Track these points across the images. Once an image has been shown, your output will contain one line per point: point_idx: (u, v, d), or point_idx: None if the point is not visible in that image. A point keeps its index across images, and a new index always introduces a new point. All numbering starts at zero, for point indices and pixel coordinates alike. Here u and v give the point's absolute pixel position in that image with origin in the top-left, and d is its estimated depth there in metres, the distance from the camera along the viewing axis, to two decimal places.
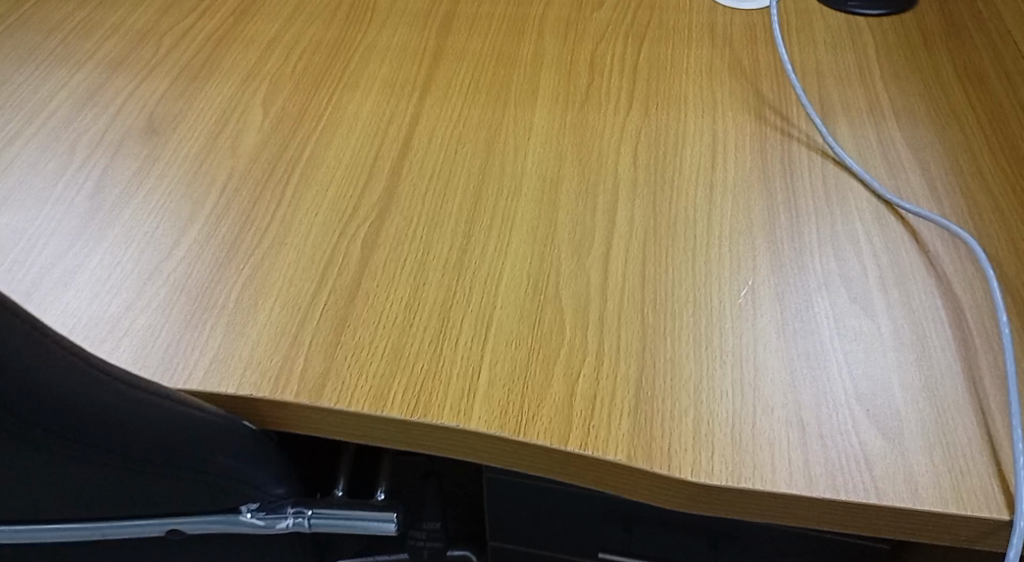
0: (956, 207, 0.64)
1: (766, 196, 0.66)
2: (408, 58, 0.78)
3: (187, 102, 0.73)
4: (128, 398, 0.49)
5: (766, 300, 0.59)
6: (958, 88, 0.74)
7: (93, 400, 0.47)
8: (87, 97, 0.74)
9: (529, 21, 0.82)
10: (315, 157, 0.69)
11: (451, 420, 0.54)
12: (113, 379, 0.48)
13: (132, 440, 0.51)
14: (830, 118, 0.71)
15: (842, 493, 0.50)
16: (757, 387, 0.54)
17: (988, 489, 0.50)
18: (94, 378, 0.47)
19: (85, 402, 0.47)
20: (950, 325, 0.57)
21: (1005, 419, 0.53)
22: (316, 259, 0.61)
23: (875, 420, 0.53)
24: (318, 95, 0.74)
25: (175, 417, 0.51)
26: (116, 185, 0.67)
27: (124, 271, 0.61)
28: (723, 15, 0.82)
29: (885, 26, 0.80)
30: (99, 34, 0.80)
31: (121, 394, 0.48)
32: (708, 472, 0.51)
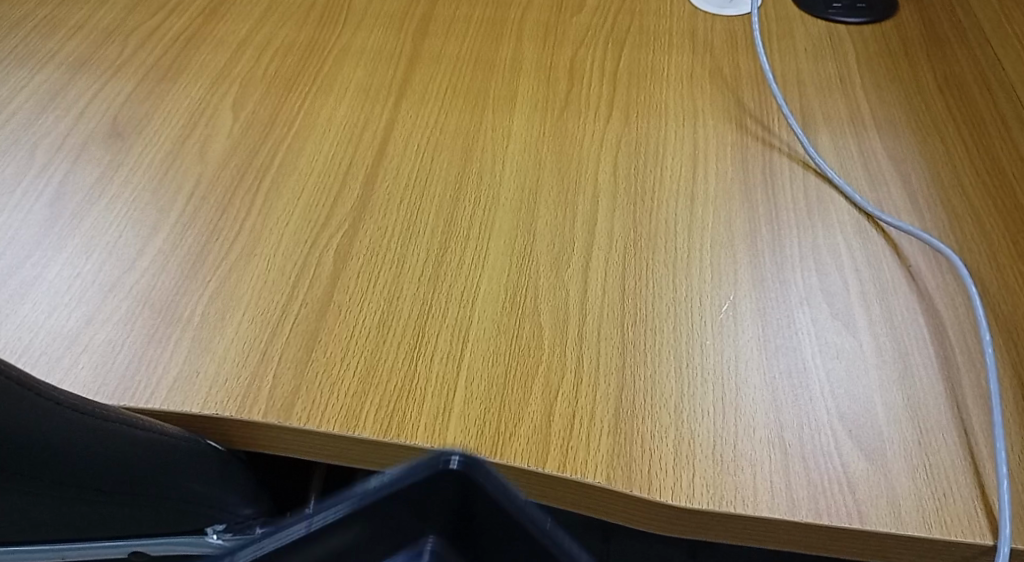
0: (937, 220, 0.64)
1: (746, 207, 0.65)
2: (383, 61, 0.76)
3: (154, 104, 0.71)
4: (81, 427, 0.46)
5: (746, 315, 0.58)
6: (939, 99, 0.73)
7: (46, 432, 0.45)
8: (49, 98, 0.71)
9: (507, 25, 0.81)
10: (287, 163, 0.67)
11: (424, 441, 0.52)
12: (65, 408, 0.45)
13: (84, 464, 0.49)
14: (811, 128, 0.71)
15: (825, 517, 0.49)
16: (739, 406, 0.53)
17: (971, 513, 0.49)
18: (44, 412, 0.44)
19: (37, 434, 0.45)
20: (933, 343, 0.56)
21: (987, 440, 0.52)
22: (286, 270, 0.60)
23: (857, 441, 0.52)
24: (291, 98, 0.72)
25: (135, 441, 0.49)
26: (77, 192, 0.64)
27: (84, 282, 0.58)
28: (704, 22, 0.81)
29: (866, 35, 0.80)
30: (63, 32, 0.77)
31: (72, 422, 0.46)
32: (689, 495, 0.50)
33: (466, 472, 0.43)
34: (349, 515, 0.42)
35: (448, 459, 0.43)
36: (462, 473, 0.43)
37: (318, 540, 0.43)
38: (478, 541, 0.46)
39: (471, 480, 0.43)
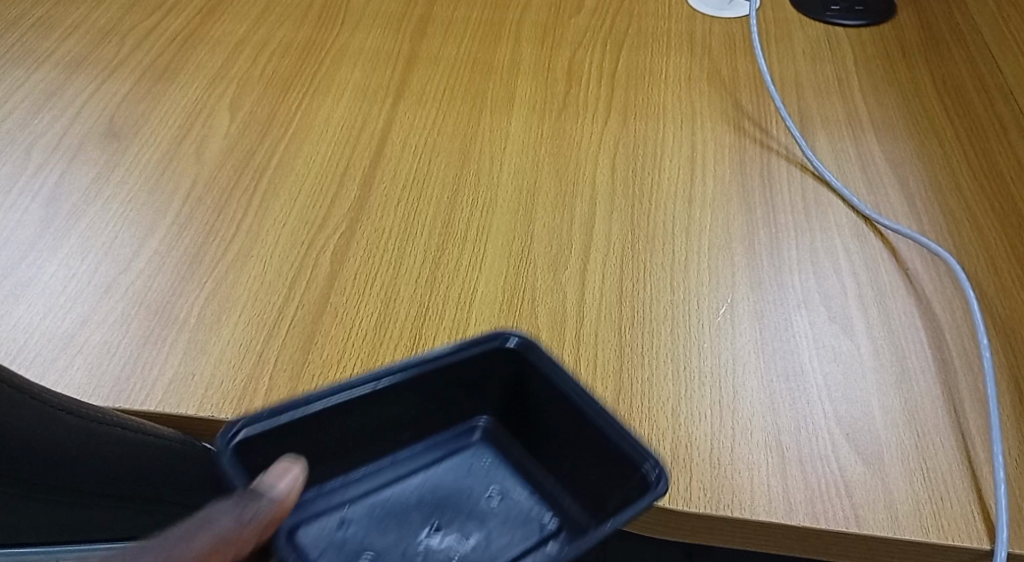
0: (935, 223, 0.64)
1: (744, 210, 0.65)
2: (381, 62, 0.76)
3: (151, 104, 0.71)
4: (78, 432, 0.46)
5: (744, 318, 0.58)
6: (936, 102, 0.73)
7: (47, 439, 0.45)
8: (45, 98, 0.71)
9: (505, 26, 0.80)
10: (283, 164, 0.66)
11: None
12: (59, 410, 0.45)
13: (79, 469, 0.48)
14: (809, 130, 0.71)
15: (822, 521, 0.49)
16: (736, 409, 0.53)
17: (968, 517, 0.49)
18: (47, 419, 0.44)
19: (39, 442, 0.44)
20: (930, 346, 0.56)
21: (985, 444, 0.52)
22: (283, 271, 0.59)
23: (854, 445, 0.52)
24: (288, 99, 0.72)
25: (127, 445, 0.49)
26: (73, 192, 0.64)
27: (79, 284, 0.58)
28: (702, 24, 0.81)
29: (864, 37, 0.80)
30: (59, 32, 0.77)
31: (68, 427, 0.45)
32: (686, 499, 0.49)
33: (521, 350, 0.51)
34: (416, 378, 0.50)
35: (507, 338, 0.51)
36: (518, 352, 0.51)
37: (386, 401, 0.50)
38: (529, 414, 0.53)
39: (524, 359, 0.51)
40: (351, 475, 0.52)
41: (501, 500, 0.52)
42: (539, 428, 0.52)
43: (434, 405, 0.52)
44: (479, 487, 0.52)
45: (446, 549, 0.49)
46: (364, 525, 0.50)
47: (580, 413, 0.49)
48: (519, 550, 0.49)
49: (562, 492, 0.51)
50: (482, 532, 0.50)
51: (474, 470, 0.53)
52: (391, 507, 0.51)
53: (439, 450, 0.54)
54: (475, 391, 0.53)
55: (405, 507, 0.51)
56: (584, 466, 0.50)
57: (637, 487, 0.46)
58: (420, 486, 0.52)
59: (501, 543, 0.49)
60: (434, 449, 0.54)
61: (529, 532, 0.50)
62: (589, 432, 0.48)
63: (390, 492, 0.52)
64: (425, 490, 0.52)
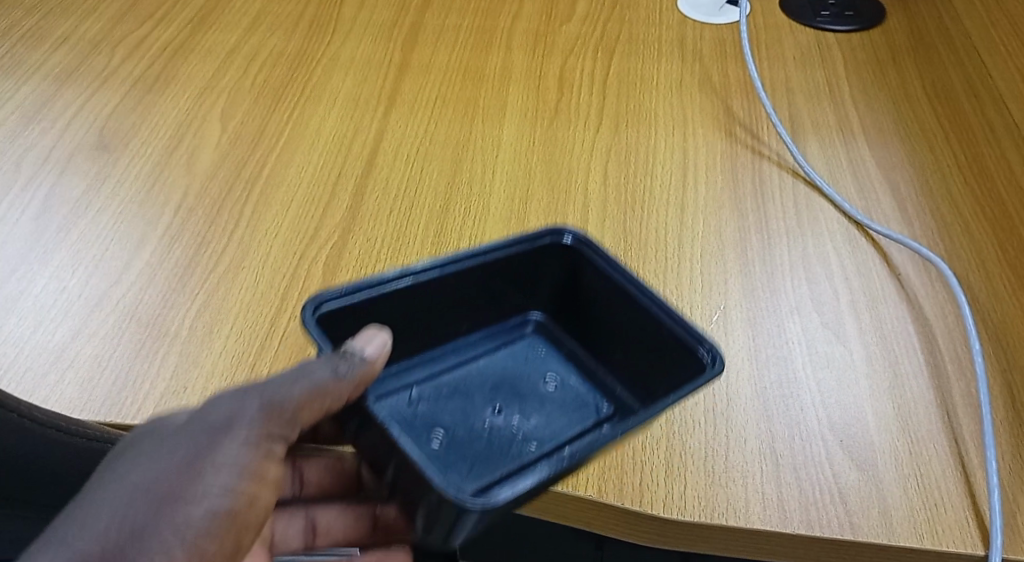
0: (926, 228, 0.64)
1: (736, 216, 0.65)
2: (373, 71, 0.76)
3: (141, 115, 0.71)
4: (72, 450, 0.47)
5: (737, 325, 0.58)
6: (927, 107, 0.74)
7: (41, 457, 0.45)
8: (35, 110, 0.71)
9: (497, 33, 0.81)
10: (275, 175, 0.66)
11: None
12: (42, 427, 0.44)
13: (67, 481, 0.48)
14: (800, 136, 0.71)
15: (817, 528, 0.49)
16: (730, 417, 0.53)
17: (963, 523, 0.49)
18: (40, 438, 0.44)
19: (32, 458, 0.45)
20: (923, 352, 0.57)
21: (978, 449, 0.52)
22: (275, 282, 0.59)
23: (848, 451, 0.52)
24: (279, 108, 0.72)
25: None
26: (63, 205, 0.64)
27: (70, 297, 0.58)
28: (693, 30, 0.82)
29: (853, 42, 0.80)
30: (49, 44, 0.77)
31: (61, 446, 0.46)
32: (680, 507, 0.49)
33: (576, 247, 0.56)
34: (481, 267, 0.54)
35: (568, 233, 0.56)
36: (575, 247, 0.56)
37: (448, 289, 0.54)
38: (583, 309, 0.58)
39: (581, 253, 0.56)
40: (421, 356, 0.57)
41: (557, 385, 0.57)
42: (592, 322, 0.58)
43: (495, 297, 0.57)
44: (538, 373, 0.58)
45: (509, 423, 0.54)
46: (433, 401, 0.55)
47: (633, 302, 0.53)
48: (576, 429, 0.54)
49: (613, 380, 0.57)
50: (542, 411, 0.55)
51: (531, 358, 0.58)
52: (460, 383, 0.57)
53: (500, 340, 0.59)
54: (533, 288, 0.58)
55: (470, 388, 0.56)
56: (635, 352, 0.55)
57: (693, 371, 0.51)
58: (485, 367, 0.58)
59: (559, 422, 0.55)
60: (497, 336, 0.59)
61: (585, 413, 0.55)
62: (643, 321, 0.53)
63: (459, 373, 0.57)
64: (490, 372, 0.57)
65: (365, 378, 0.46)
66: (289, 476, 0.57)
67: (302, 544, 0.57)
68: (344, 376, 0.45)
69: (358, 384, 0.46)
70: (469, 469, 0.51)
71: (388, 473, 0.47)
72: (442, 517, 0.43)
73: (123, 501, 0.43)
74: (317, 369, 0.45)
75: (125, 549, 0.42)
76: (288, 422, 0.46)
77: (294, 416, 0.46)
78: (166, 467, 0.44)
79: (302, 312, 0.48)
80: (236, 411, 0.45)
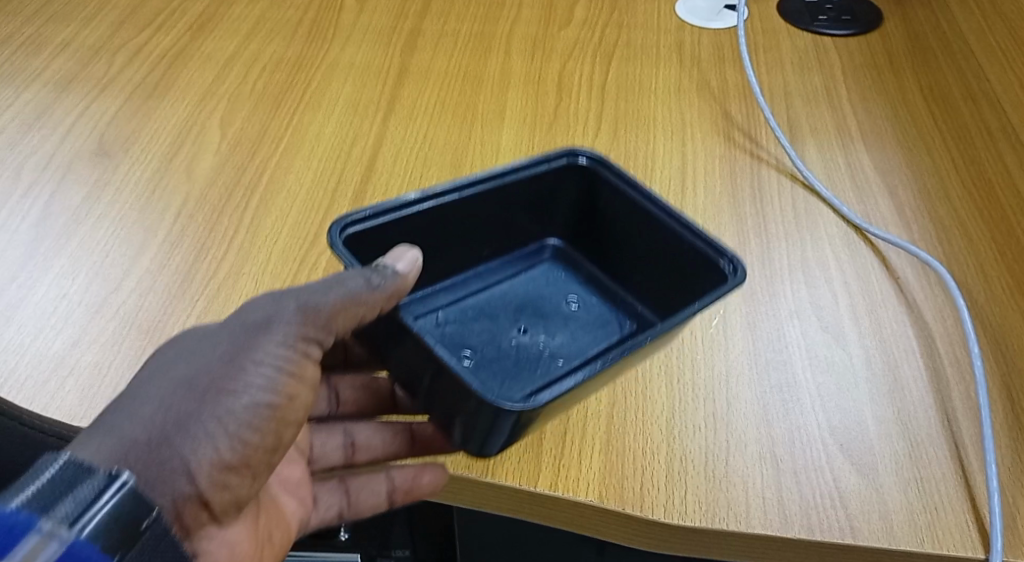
0: (925, 231, 0.64)
1: (735, 221, 0.65)
2: (372, 77, 0.76)
3: (141, 122, 0.71)
4: None
5: (737, 329, 0.58)
6: (924, 110, 0.74)
7: None
8: (35, 117, 0.71)
9: (495, 39, 0.81)
10: (274, 181, 0.66)
11: None
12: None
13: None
14: (799, 140, 0.71)
15: (818, 532, 0.49)
16: (730, 421, 0.53)
17: (963, 527, 0.49)
18: None
19: None
20: (922, 355, 0.57)
21: (978, 452, 0.52)
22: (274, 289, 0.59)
23: (848, 456, 0.52)
24: (279, 114, 0.72)
25: None
26: (63, 211, 0.64)
27: (70, 304, 0.58)
28: (691, 35, 0.82)
29: (851, 46, 0.80)
30: (49, 51, 0.77)
31: None
32: (681, 512, 0.49)
33: (591, 167, 0.60)
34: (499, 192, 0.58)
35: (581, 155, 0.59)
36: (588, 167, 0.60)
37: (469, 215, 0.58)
38: (597, 231, 0.62)
39: (594, 173, 0.60)
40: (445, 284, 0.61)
41: (579, 305, 0.61)
42: (606, 243, 0.62)
43: (512, 222, 0.61)
44: (559, 295, 0.62)
45: (535, 340, 0.58)
46: (460, 323, 0.59)
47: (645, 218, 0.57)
48: (598, 344, 0.58)
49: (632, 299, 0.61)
50: (566, 329, 0.59)
51: (551, 282, 0.63)
52: (485, 307, 0.60)
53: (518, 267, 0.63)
54: (549, 213, 0.62)
55: (494, 310, 0.60)
56: (648, 270, 0.59)
57: (710, 281, 0.54)
58: (508, 292, 0.62)
59: (581, 338, 0.58)
60: (516, 263, 0.63)
61: (606, 330, 0.59)
62: (654, 235, 0.57)
63: (483, 298, 0.61)
64: (513, 295, 0.61)
65: (397, 290, 0.48)
66: (325, 394, 0.59)
67: (343, 459, 0.58)
68: (379, 286, 0.48)
69: (391, 295, 0.48)
70: (501, 382, 0.54)
71: (421, 390, 0.48)
72: (479, 424, 0.46)
73: (168, 390, 0.45)
74: (352, 277, 0.47)
75: (170, 436, 0.45)
76: (324, 329, 0.48)
77: (330, 322, 0.48)
78: (210, 361, 0.47)
79: (329, 233, 0.51)
80: (276, 312, 0.48)
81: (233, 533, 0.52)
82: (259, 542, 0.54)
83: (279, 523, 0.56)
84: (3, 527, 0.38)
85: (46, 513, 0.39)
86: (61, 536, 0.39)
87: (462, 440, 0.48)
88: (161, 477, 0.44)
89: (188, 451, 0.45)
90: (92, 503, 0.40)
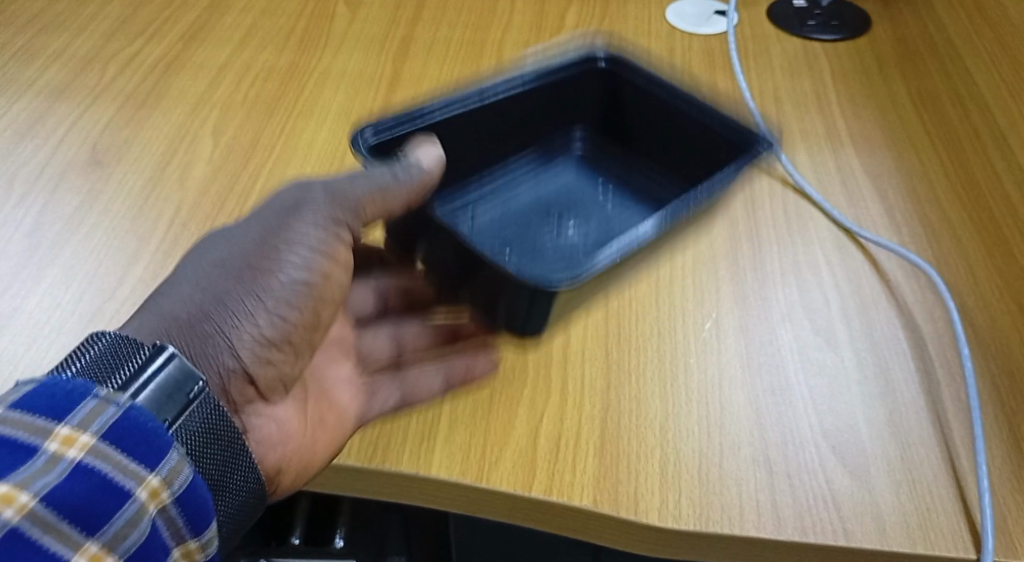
0: (915, 235, 0.64)
1: (727, 225, 0.65)
2: (364, 85, 0.76)
3: (134, 130, 0.71)
4: None
5: (729, 333, 0.58)
6: (913, 114, 0.74)
7: None
8: (28, 127, 0.71)
9: (487, 45, 0.81)
10: (268, 189, 0.66)
11: (411, 467, 0.52)
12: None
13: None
14: (790, 145, 0.72)
15: (811, 534, 0.49)
16: (723, 424, 0.54)
17: (955, 528, 0.49)
18: None
19: None
20: (913, 358, 0.57)
21: (969, 454, 0.52)
22: None
23: (841, 458, 0.52)
24: (271, 122, 0.72)
25: None
26: (57, 220, 0.64)
27: (64, 313, 0.58)
28: (682, 40, 0.82)
29: (841, 51, 0.81)
30: (41, 60, 0.78)
31: None
32: (675, 516, 0.50)
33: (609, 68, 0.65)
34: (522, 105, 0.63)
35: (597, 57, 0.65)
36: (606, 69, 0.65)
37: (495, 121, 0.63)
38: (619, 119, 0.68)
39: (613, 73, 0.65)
40: (482, 179, 0.66)
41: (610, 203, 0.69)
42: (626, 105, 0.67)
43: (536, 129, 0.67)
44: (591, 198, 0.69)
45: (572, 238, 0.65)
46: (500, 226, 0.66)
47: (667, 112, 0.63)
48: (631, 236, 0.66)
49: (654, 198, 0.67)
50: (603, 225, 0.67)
51: (580, 182, 0.70)
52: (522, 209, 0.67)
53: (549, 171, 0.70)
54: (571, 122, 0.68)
55: (531, 214, 0.67)
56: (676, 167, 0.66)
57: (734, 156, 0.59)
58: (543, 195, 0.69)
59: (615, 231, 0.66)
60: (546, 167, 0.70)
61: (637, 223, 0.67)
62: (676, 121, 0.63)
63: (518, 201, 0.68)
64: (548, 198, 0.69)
65: (422, 183, 0.51)
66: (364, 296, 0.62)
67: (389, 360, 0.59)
68: (404, 177, 0.51)
69: (415, 185, 0.51)
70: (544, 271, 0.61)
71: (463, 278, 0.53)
72: (524, 303, 0.49)
73: (210, 270, 0.49)
74: (378, 170, 0.51)
75: (211, 312, 0.47)
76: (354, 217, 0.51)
77: (359, 209, 0.51)
78: (246, 246, 0.50)
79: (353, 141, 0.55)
80: (306, 201, 0.51)
81: (279, 412, 0.53)
82: (308, 423, 0.54)
83: (331, 410, 0.56)
84: (62, 391, 0.41)
85: (99, 383, 0.42)
86: (118, 401, 0.41)
87: (506, 321, 0.52)
88: (205, 351, 0.47)
89: (228, 326, 0.47)
90: (143, 372, 0.43)
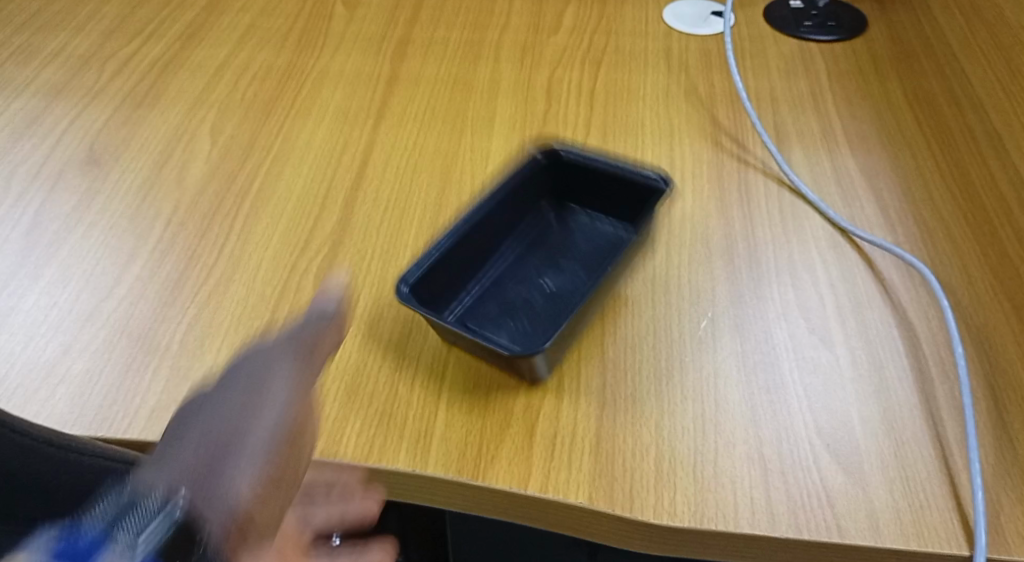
0: (910, 234, 0.65)
1: (722, 224, 0.66)
2: (362, 85, 0.76)
3: (132, 129, 0.71)
4: None
5: (725, 331, 0.59)
6: (908, 114, 0.75)
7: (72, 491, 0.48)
8: (25, 126, 0.71)
9: (484, 46, 0.81)
10: (265, 188, 0.67)
11: (407, 465, 0.52)
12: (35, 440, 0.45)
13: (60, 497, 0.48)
14: (785, 145, 0.72)
15: (804, 532, 0.49)
16: (718, 422, 0.54)
17: (947, 525, 0.50)
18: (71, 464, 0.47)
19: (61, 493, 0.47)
20: (908, 356, 0.57)
21: (962, 451, 0.53)
22: (266, 294, 0.60)
23: (835, 455, 0.52)
24: (269, 122, 0.72)
25: None
26: (55, 218, 0.64)
27: (61, 311, 0.58)
28: (678, 41, 0.83)
29: (836, 52, 0.81)
30: (38, 60, 0.78)
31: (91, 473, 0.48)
32: (670, 513, 0.50)
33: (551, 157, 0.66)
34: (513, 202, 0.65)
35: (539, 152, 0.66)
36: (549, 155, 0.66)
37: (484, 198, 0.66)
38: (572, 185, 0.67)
39: (558, 161, 0.67)
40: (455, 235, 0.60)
41: (574, 249, 0.65)
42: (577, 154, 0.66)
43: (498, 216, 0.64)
44: (554, 249, 0.65)
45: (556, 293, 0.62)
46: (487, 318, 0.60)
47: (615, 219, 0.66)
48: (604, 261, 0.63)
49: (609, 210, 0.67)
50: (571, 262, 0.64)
51: (532, 241, 0.66)
52: (500, 290, 0.62)
53: (505, 248, 0.64)
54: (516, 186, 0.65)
55: (507, 289, 0.62)
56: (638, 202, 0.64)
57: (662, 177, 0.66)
58: (515, 278, 0.63)
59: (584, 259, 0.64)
60: (505, 250, 0.64)
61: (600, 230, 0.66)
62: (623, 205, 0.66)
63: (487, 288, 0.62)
64: (520, 281, 0.63)
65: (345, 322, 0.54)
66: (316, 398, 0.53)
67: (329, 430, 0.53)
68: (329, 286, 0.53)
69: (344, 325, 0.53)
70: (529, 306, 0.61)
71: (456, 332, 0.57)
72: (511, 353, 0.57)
73: (202, 432, 0.49)
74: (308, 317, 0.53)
75: (213, 467, 0.48)
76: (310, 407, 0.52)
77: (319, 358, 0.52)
78: (219, 422, 0.49)
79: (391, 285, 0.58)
80: (266, 369, 0.51)
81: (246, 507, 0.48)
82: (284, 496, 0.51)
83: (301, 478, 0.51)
84: None
85: None
86: None
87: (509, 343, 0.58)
88: (216, 495, 0.47)
89: (230, 489, 0.48)
90: None
